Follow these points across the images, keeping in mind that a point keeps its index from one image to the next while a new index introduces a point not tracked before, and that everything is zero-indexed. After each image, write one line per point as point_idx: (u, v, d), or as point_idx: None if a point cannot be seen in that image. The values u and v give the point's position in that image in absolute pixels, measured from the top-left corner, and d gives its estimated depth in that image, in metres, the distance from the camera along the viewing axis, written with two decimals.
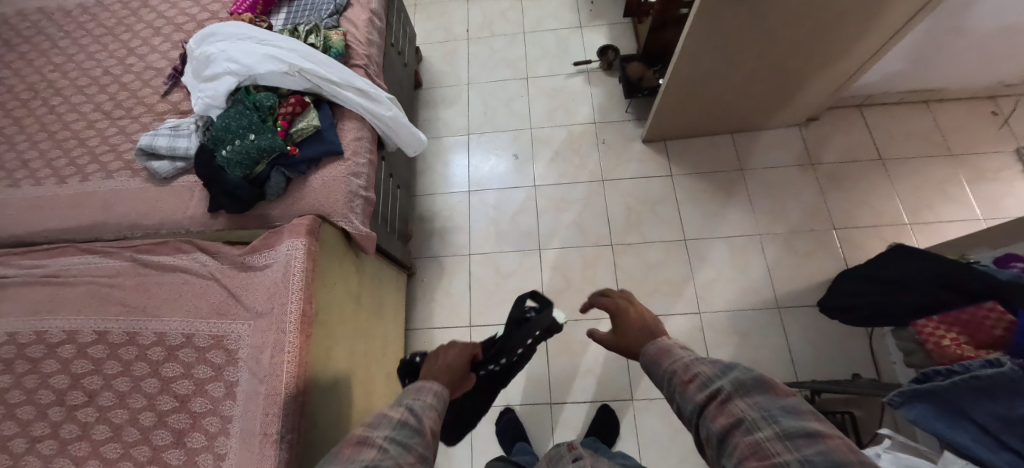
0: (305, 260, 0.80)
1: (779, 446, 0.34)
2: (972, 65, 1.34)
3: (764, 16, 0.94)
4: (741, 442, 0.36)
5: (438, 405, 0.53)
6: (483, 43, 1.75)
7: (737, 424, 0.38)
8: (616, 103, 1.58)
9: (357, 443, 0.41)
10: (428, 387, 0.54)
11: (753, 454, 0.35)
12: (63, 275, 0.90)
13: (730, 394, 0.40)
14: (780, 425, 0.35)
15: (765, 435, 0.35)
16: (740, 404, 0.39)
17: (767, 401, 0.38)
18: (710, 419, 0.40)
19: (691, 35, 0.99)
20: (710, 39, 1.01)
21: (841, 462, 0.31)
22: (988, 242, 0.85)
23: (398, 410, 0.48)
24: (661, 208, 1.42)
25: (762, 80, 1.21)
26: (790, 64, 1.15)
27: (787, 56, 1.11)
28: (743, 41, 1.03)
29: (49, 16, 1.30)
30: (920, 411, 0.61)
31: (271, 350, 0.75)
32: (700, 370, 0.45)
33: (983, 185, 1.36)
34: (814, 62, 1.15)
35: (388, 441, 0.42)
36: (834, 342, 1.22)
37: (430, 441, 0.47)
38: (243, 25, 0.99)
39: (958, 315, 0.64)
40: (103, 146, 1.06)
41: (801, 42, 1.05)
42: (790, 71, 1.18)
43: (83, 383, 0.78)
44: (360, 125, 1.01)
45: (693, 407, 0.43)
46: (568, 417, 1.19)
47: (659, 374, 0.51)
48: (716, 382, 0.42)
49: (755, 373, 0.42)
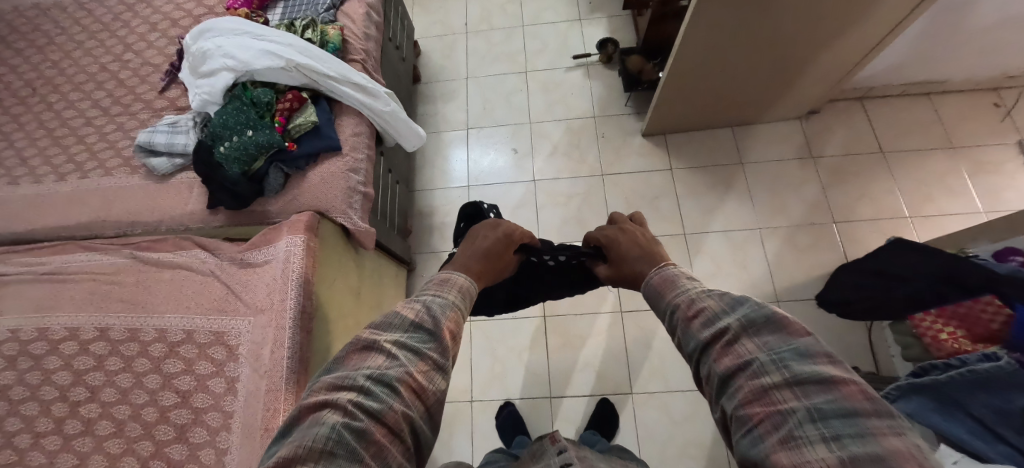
0: (304, 256, 0.80)
1: (787, 395, 0.28)
2: (974, 57, 1.32)
3: (764, 8, 0.93)
4: (745, 387, 0.30)
5: (461, 302, 0.47)
6: (481, 37, 1.73)
7: (743, 367, 0.31)
8: (615, 97, 1.57)
9: (363, 348, 0.36)
10: (453, 282, 0.48)
11: (757, 402, 0.29)
12: (64, 272, 0.90)
13: (737, 334, 0.33)
14: (791, 370, 0.29)
15: (773, 381, 0.29)
16: (748, 345, 0.32)
17: (779, 342, 0.31)
18: (712, 360, 0.34)
19: (690, 27, 0.98)
20: (709, 31, 1.00)
21: (858, 416, 0.25)
22: (988, 236, 0.85)
23: (414, 306, 0.42)
24: (661, 202, 1.42)
25: (761, 72, 1.20)
26: (790, 56, 1.14)
27: (788, 48, 1.10)
28: (742, 34, 1.02)
29: (45, 12, 1.29)
30: (916, 403, 0.64)
31: (270, 346, 0.76)
32: (707, 305, 0.37)
33: (984, 178, 1.36)
34: (814, 54, 1.14)
35: (399, 347, 0.36)
36: (833, 335, 1.22)
37: (451, 344, 0.41)
38: (239, 20, 0.98)
39: (955, 308, 0.65)
40: (101, 143, 1.06)
41: (802, 33, 1.04)
42: (789, 64, 1.17)
43: (85, 380, 0.79)
44: (359, 120, 1.01)
45: (695, 345, 0.36)
46: (567, 410, 1.20)
47: (662, 307, 0.44)
48: (724, 318, 0.35)
49: (769, 307, 0.35)
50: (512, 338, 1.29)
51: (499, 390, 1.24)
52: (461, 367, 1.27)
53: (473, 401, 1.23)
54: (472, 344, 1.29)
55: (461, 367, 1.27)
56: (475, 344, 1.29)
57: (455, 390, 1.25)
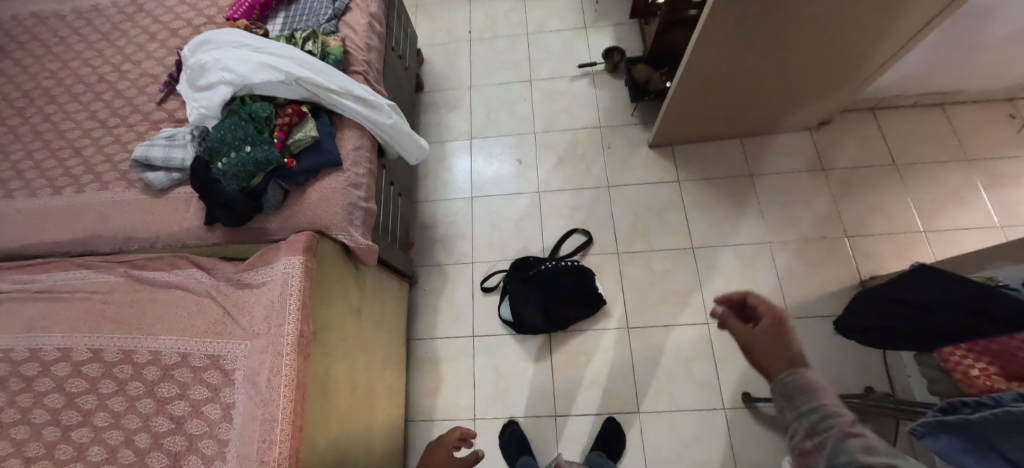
0: (302, 278, 0.78)
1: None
2: (989, 68, 1.29)
3: (788, 10, 0.88)
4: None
5: None
6: (485, 45, 1.71)
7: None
8: (621, 106, 1.54)
9: None
10: None
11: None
12: (57, 289, 0.87)
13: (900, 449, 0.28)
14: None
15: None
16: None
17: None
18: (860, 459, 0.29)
19: (708, 29, 0.93)
20: (730, 33, 0.95)
21: None
22: (1014, 257, 0.81)
23: None
24: (668, 215, 1.39)
25: (780, 77, 1.15)
26: (810, 61, 1.09)
27: (809, 52, 1.05)
28: (763, 37, 0.97)
29: (43, 21, 1.27)
30: (945, 442, 0.55)
31: (267, 372, 0.73)
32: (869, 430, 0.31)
33: (1001, 191, 1.32)
34: (834, 59, 1.09)
35: None
36: (845, 353, 1.19)
37: None
38: (238, 32, 0.96)
39: (986, 344, 0.59)
40: (98, 156, 1.04)
41: (825, 37, 0.99)
42: (808, 69, 1.12)
43: (78, 403, 0.76)
44: (360, 134, 0.99)
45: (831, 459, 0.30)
46: (572, 429, 1.17)
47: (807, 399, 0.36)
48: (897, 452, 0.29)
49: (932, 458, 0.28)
50: (516, 354, 1.26)
51: (503, 408, 1.21)
52: (464, 384, 1.24)
53: (476, 419, 1.20)
54: (475, 360, 1.26)
55: (463, 383, 1.24)
56: (478, 360, 1.26)
57: (457, 407, 1.22)
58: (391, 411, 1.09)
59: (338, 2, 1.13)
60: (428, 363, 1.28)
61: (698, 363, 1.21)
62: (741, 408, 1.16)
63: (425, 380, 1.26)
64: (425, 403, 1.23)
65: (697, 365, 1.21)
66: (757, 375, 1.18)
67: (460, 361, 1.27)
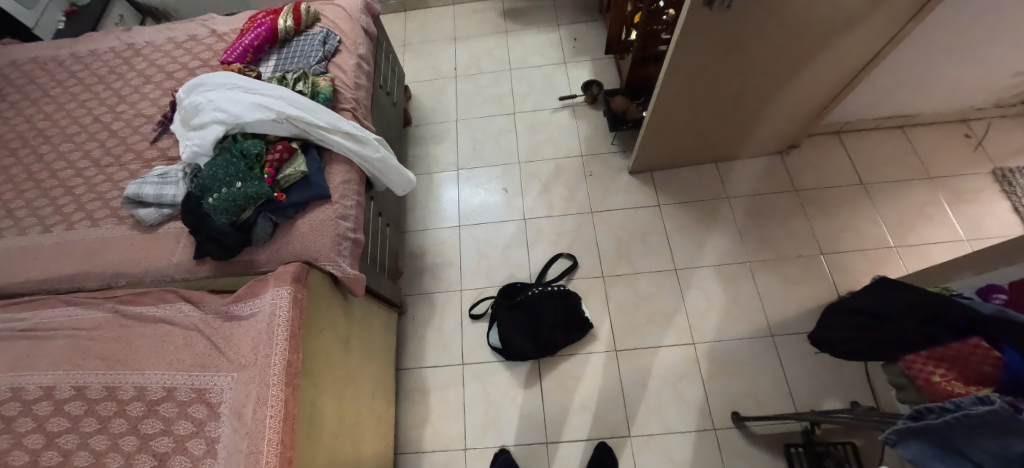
0: (291, 310, 0.79)
1: None
2: (939, 93, 1.40)
3: (758, 34, 0.92)
4: None
5: None
6: (470, 80, 1.80)
7: None
8: (601, 135, 1.62)
9: None
10: None
11: None
12: (41, 328, 0.87)
13: None
14: None
15: None
16: None
17: None
18: None
19: (680, 57, 0.98)
20: (707, 51, 0.97)
21: None
22: (973, 268, 0.86)
23: None
24: (650, 237, 1.43)
25: (751, 99, 1.19)
26: (779, 83, 1.14)
27: (777, 75, 1.10)
28: (735, 59, 1.01)
29: (42, 65, 1.32)
30: (917, 449, 0.53)
31: (253, 404, 0.73)
32: None
33: (964, 206, 1.39)
34: (801, 82, 1.15)
35: None
36: (830, 369, 1.21)
37: None
38: (232, 75, 1.01)
39: (945, 350, 0.60)
40: (90, 194, 1.06)
41: (793, 60, 1.05)
42: (777, 91, 1.18)
43: (58, 443, 0.74)
44: (349, 168, 1.03)
45: None
46: (562, 456, 1.16)
47: None
48: None
49: None
50: (506, 380, 1.26)
51: (494, 436, 1.19)
52: (454, 413, 1.23)
53: (467, 449, 1.18)
54: (465, 388, 1.26)
55: (453, 412, 1.23)
56: (468, 388, 1.26)
57: (448, 437, 1.20)
58: (380, 444, 1.07)
59: (328, 45, 1.19)
60: (418, 392, 1.27)
61: (686, 383, 1.22)
62: (731, 428, 1.16)
63: (414, 411, 1.24)
64: (414, 434, 1.22)
65: (685, 386, 1.22)
66: (745, 394, 1.20)
67: (451, 389, 1.26)
